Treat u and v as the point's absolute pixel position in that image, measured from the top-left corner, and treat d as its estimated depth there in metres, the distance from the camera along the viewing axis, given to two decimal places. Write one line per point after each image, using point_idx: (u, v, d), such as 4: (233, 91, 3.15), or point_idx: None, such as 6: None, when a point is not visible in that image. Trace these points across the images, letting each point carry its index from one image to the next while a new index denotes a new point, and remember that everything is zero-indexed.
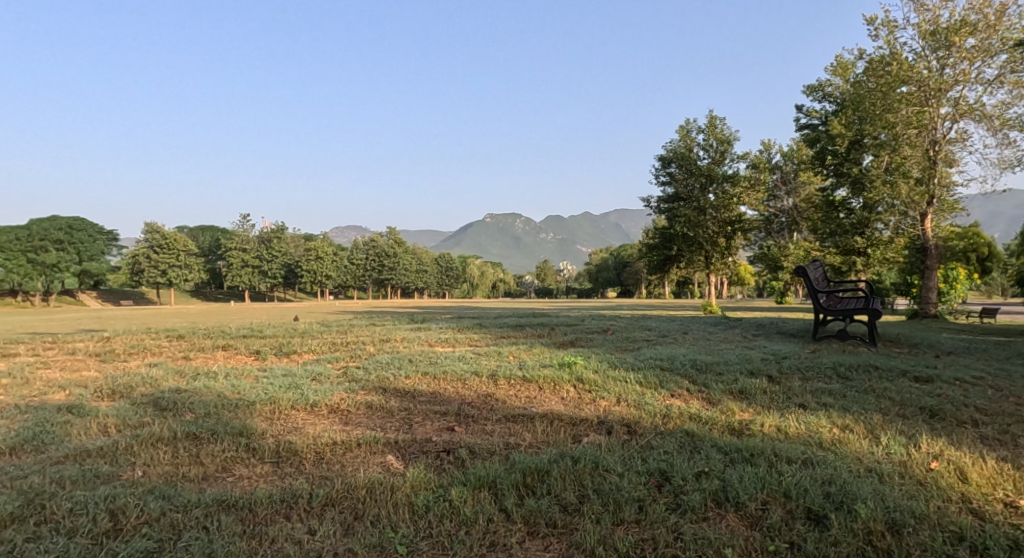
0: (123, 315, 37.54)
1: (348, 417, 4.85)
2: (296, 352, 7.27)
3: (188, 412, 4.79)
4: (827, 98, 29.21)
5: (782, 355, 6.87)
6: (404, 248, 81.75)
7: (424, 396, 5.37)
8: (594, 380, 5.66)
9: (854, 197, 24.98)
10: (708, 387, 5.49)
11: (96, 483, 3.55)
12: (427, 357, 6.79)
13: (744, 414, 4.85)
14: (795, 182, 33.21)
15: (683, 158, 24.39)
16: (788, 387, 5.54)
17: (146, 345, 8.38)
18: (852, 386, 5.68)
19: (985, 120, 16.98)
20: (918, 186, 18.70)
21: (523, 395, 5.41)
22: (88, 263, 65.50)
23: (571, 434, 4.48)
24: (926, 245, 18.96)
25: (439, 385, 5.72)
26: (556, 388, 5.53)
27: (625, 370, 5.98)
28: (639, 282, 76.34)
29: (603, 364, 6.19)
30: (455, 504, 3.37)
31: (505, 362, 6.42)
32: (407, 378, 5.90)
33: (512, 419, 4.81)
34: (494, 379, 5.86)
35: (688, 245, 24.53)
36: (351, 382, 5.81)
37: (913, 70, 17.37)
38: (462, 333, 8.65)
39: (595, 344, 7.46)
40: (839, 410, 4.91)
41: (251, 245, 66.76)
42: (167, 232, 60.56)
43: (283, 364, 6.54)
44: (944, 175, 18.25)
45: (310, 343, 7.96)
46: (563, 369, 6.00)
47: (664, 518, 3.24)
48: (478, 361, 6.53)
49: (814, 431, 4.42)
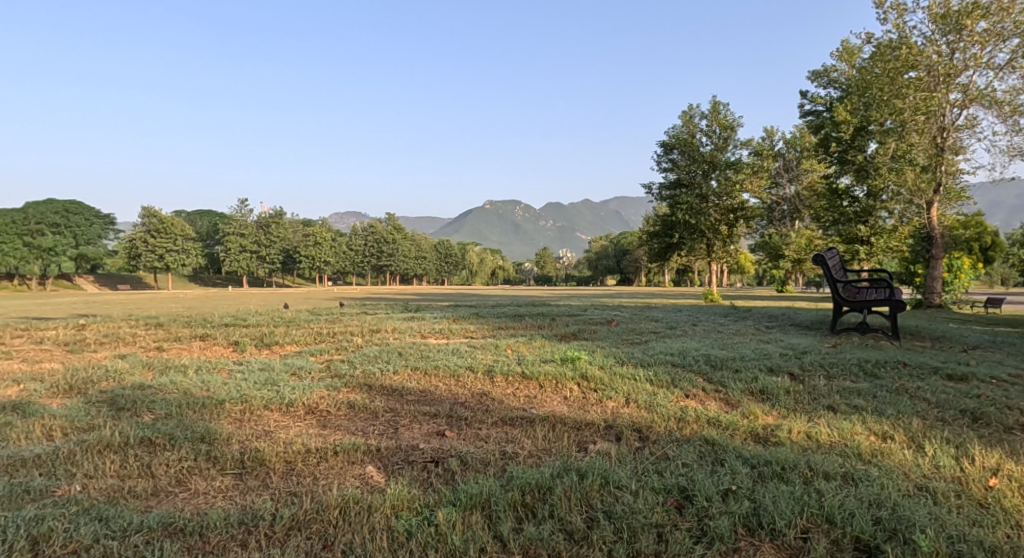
0: (121, 299, 37.16)
1: (326, 420, 4.34)
2: (280, 344, 6.77)
3: (147, 413, 4.30)
4: (832, 84, 28.56)
5: (801, 349, 6.37)
6: (402, 234, 81.11)
7: (415, 395, 4.87)
8: (601, 377, 5.15)
9: (858, 184, 24.77)
10: (725, 386, 4.99)
11: (23, 502, 3.07)
12: (418, 350, 6.29)
13: (768, 418, 4.35)
14: (798, 169, 32.43)
15: (685, 144, 23.79)
16: (813, 387, 5.04)
17: (120, 334, 7.87)
18: (881, 385, 5.18)
19: (997, 106, 16.37)
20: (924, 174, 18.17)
21: (522, 394, 4.91)
22: (85, 248, 64.98)
23: (574, 443, 3.99)
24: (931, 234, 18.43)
25: (429, 381, 5.22)
26: (559, 387, 5.04)
27: (633, 366, 5.48)
28: (639, 270, 76.03)
29: (609, 360, 5.68)
30: (442, 530, 2.89)
31: (502, 356, 5.92)
32: (395, 374, 5.38)
33: (509, 423, 4.33)
34: (490, 375, 5.36)
35: (689, 233, 24.04)
36: (334, 379, 5.30)
37: (922, 54, 16.73)
38: (457, 324, 8.17)
39: (600, 336, 6.96)
40: (874, 414, 4.41)
41: (250, 231, 65.27)
42: (165, 216, 59.73)
43: (261, 357, 6.04)
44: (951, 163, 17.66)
45: (294, 334, 7.44)
46: (566, 365, 5.49)
47: (687, 550, 2.75)
48: (473, 355, 6.02)
49: (850, 439, 3.93)
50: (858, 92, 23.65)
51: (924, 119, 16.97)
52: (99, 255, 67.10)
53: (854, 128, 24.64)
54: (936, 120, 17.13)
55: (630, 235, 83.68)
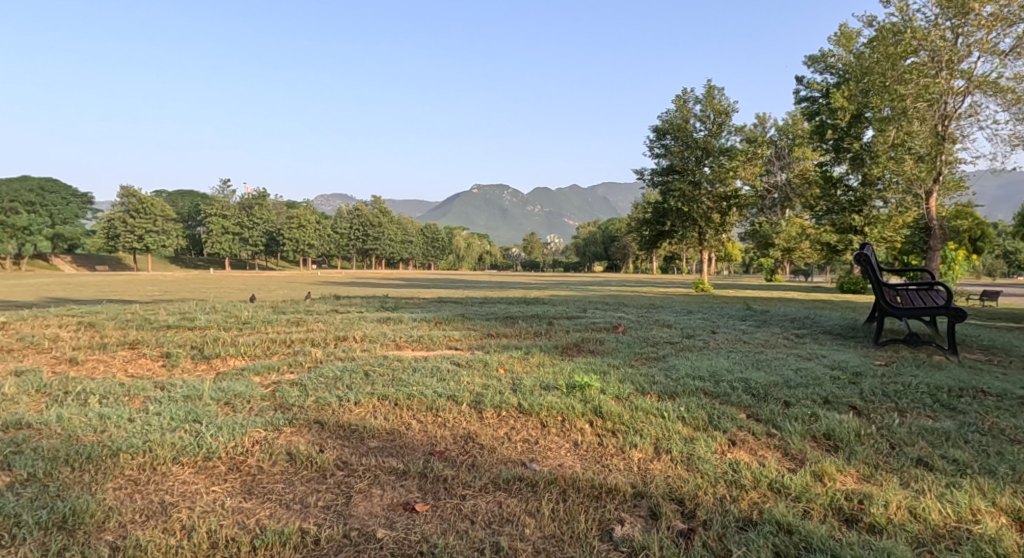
0: (94, 282, 35.53)
1: (255, 483, 3.19)
2: (223, 357, 5.57)
3: (2, 474, 3.10)
4: (828, 70, 27.55)
5: (852, 369, 5.30)
6: (387, 217, 79.48)
7: (382, 438, 3.75)
8: (618, 414, 4.04)
9: (853, 173, 24.01)
10: (778, 428, 3.92)
11: None
12: (390, 367, 5.15)
13: (848, 482, 3.28)
14: (790, 157, 31.76)
15: (678, 129, 22.57)
16: (889, 428, 3.98)
17: (36, 338, 6.56)
18: (969, 423, 4.11)
19: (1001, 94, 15.28)
20: (923, 163, 16.84)
21: (520, 439, 3.81)
22: (61, 227, 62.87)
23: (595, 523, 2.89)
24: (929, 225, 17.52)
25: (399, 418, 4.08)
26: (566, 429, 3.93)
27: (656, 398, 4.37)
28: (627, 257, 75.79)
29: (626, 386, 4.58)
30: None
31: (491, 378, 4.80)
32: (356, 406, 4.22)
33: (503, 486, 3.22)
34: (478, 408, 4.23)
35: (682, 221, 22.78)
36: (276, 413, 4.12)
37: (925, 39, 15.62)
38: (438, 329, 7.01)
39: (609, 350, 5.84)
40: (984, 474, 3.35)
41: (231, 212, 64.06)
42: (145, 195, 57.75)
43: (190, 379, 4.82)
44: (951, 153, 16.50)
45: (243, 341, 6.21)
46: (573, 394, 4.37)
47: None
48: (455, 376, 4.87)
49: (973, 523, 2.87)
50: (857, 78, 22.58)
51: (926, 106, 15.79)
52: (76, 236, 64.97)
53: (851, 115, 23.72)
54: (937, 108, 15.98)
55: (617, 222, 82.82)
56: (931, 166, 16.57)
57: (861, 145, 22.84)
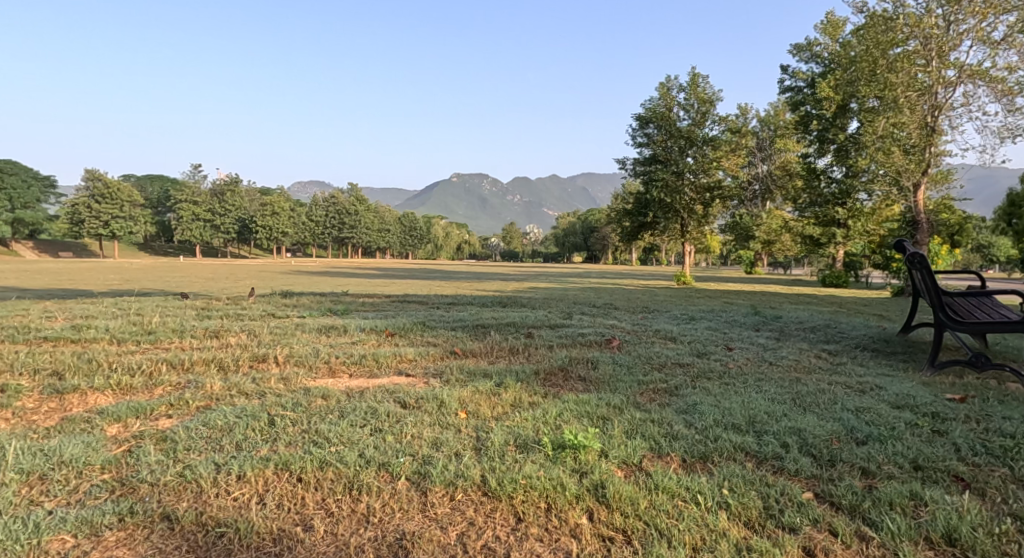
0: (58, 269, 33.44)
1: None
2: (83, 391, 4.04)
3: None
4: (814, 59, 26.42)
5: (929, 411, 4.00)
6: (363, 205, 77.46)
7: (261, 554, 2.42)
8: (631, 500, 2.70)
9: (837, 165, 22.72)
10: (872, 525, 2.61)
11: None
12: (309, 411, 3.70)
13: None
14: (772, 149, 30.51)
15: (662, 118, 21.32)
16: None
17: None
18: None
19: (991, 84, 14.16)
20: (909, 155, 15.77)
21: (484, 550, 2.46)
22: (22, 212, 59.92)
23: None
24: (915, 220, 16.41)
25: (297, 508, 2.69)
26: (553, 526, 2.59)
27: (682, 467, 3.04)
28: (606, 248, 75.23)
29: (639, 445, 3.21)
30: None
31: (445, 431, 3.40)
32: (237, 488, 2.81)
33: None
34: (422, 487, 2.84)
35: (663, 212, 21.58)
36: (111, 502, 2.68)
37: (920, 26, 14.35)
38: (388, 344, 5.58)
39: (605, 379, 4.48)
40: None
41: (202, 198, 61.32)
42: (111, 180, 54.99)
43: (11, 432, 3.33)
44: (940, 145, 15.37)
45: (125, 364, 4.68)
46: (563, 464, 2.99)
47: None
48: (395, 426, 3.46)
49: None
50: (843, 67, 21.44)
51: (916, 95, 14.67)
52: (37, 220, 62.08)
53: (837, 105, 22.53)
54: (926, 99, 14.81)
55: (598, 212, 81.89)
56: (920, 158, 15.45)
57: (847, 137, 21.71)
